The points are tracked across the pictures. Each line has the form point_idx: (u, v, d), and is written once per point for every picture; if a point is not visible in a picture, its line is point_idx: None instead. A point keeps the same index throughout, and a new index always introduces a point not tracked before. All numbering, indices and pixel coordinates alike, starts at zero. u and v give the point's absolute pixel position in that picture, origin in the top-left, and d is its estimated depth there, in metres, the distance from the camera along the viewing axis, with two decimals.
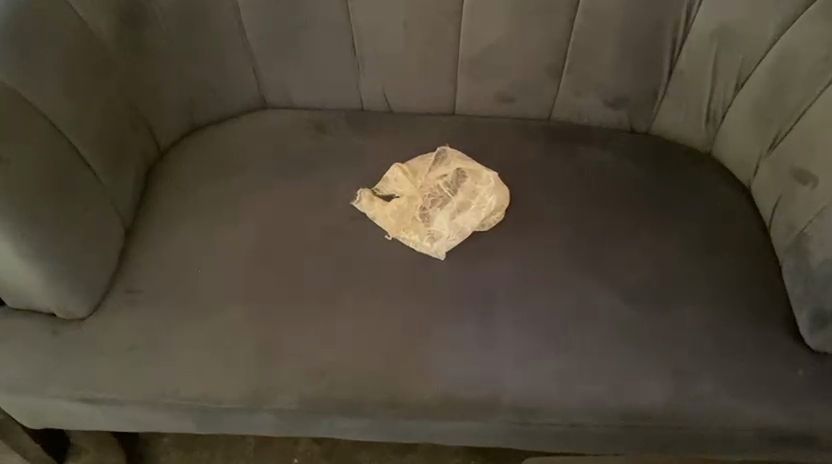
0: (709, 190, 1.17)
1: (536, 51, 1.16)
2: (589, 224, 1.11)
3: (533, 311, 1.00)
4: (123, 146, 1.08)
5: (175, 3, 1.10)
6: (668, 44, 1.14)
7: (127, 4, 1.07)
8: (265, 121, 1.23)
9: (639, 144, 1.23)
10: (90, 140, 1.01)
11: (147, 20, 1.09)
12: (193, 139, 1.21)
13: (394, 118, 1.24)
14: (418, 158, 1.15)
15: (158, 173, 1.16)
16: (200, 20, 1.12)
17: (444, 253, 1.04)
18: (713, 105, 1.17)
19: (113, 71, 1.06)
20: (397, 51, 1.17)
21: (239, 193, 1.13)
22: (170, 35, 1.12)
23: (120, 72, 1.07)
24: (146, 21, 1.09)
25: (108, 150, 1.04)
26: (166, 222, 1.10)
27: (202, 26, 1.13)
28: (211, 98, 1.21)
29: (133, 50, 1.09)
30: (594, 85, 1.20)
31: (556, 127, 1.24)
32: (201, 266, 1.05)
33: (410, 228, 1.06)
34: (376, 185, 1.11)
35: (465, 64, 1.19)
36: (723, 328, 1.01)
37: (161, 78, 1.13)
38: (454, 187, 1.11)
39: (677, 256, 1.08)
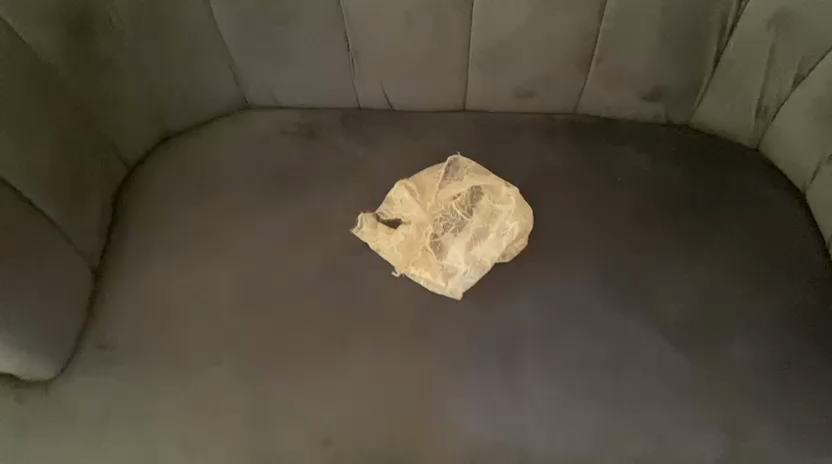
0: (758, 197, 1.02)
1: (561, 41, 0.99)
2: (626, 247, 0.96)
3: (564, 360, 0.88)
4: (81, 176, 0.92)
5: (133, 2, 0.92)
6: (716, 30, 0.97)
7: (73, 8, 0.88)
8: (248, 127, 1.07)
9: (677, 141, 1.07)
10: (40, 180, 0.85)
11: (100, 24, 0.91)
12: (167, 152, 1.05)
13: (396, 119, 1.08)
14: (425, 172, 1.00)
15: (129, 197, 1.01)
16: (164, 18, 0.95)
17: (461, 292, 0.91)
18: (765, 99, 1.01)
19: (59, 90, 0.89)
20: (398, 44, 1.00)
21: (221, 221, 0.98)
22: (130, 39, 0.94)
23: (69, 89, 0.91)
24: (98, 23, 0.91)
25: (62, 185, 0.89)
26: (140, 259, 0.95)
27: (168, 24, 0.96)
28: (184, 104, 1.04)
29: (85, 60, 0.91)
30: (626, 77, 1.03)
31: (580, 123, 1.08)
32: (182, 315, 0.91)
33: (420, 263, 0.92)
34: (380, 208, 0.97)
35: (477, 58, 1.02)
36: (781, 369, 0.88)
37: (122, 89, 0.96)
38: (469, 208, 0.97)
39: (725, 281, 0.95)
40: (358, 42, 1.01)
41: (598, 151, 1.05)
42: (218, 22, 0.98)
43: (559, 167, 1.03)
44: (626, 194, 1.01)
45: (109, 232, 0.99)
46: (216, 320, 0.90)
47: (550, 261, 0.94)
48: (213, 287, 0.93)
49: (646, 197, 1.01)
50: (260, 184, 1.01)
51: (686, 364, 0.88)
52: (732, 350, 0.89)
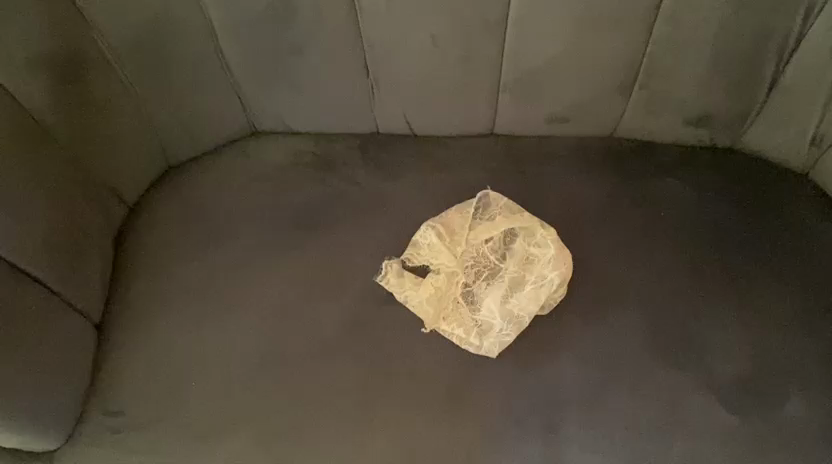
0: (812, 231, 0.94)
1: (600, 66, 0.91)
2: (670, 293, 0.90)
3: (608, 425, 0.81)
4: (81, 226, 0.84)
5: (129, 33, 0.84)
6: (773, 55, 0.88)
7: (63, 46, 0.79)
8: (258, 158, 0.99)
9: (723, 169, 0.99)
10: (37, 240, 0.77)
11: (92, 59, 0.83)
12: (169, 188, 0.97)
13: (418, 147, 1.00)
14: (453, 210, 0.92)
15: (132, 242, 0.93)
16: (163, 48, 0.87)
17: (498, 349, 0.84)
18: (822, 126, 0.92)
19: (53, 135, 0.81)
20: (421, 70, 0.92)
21: (234, 269, 0.90)
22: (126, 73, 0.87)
23: (65, 133, 0.82)
24: (91, 59, 0.83)
25: (61, 241, 0.81)
26: (147, 314, 0.88)
27: (167, 54, 0.87)
28: (188, 137, 0.96)
29: (80, 100, 0.83)
30: (670, 102, 0.95)
31: (618, 149, 1.00)
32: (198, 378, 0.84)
33: (451, 317, 0.85)
34: (405, 253, 0.89)
35: (508, 82, 0.94)
36: None
37: (120, 127, 0.88)
38: (502, 252, 0.90)
39: (779, 330, 0.88)
40: (377, 67, 0.92)
41: (638, 182, 0.97)
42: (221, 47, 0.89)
43: (597, 202, 0.95)
44: (670, 232, 0.94)
45: (111, 282, 0.91)
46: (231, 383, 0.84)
47: (590, 315, 0.87)
48: (228, 345, 0.86)
49: (692, 236, 0.94)
50: (273, 226, 0.93)
51: (739, 426, 0.82)
52: (788, 410, 0.83)
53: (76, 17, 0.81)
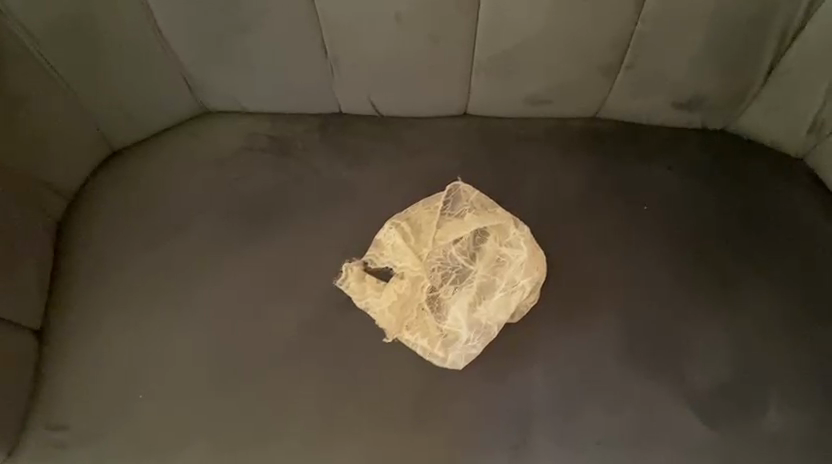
0: (806, 226, 0.88)
1: (583, 46, 0.82)
2: (651, 295, 0.84)
3: (578, 440, 0.77)
4: (6, 225, 0.78)
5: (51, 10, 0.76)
6: (775, 34, 0.80)
7: None
8: (210, 142, 0.90)
9: (714, 155, 0.92)
10: None
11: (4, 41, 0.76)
12: (110, 175, 0.89)
13: (385, 130, 0.91)
14: (419, 205, 0.85)
15: (73, 237, 0.86)
16: (91, 27, 0.79)
17: (464, 362, 0.79)
18: (824, 113, 0.84)
19: None
20: (386, 48, 0.83)
21: (184, 269, 0.84)
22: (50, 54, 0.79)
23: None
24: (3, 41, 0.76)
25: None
26: (90, 318, 0.83)
27: (96, 30, 0.79)
28: (129, 121, 0.88)
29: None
30: (660, 83, 0.86)
31: (601, 132, 0.92)
32: (144, 390, 0.79)
33: (415, 326, 0.80)
34: (367, 254, 0.83)
35: (482, 62, 0.85)
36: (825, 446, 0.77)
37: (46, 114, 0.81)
38: (471, 253, 0.84)
39: (765, 336, 0.82)
40: (337, 43, 0.83)
41: (622, 170, 0.90)
42: (158, 19, 0.81)
43: (577, 193, 0.88)
44: (654, 227, 0.87)
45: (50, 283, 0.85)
46: (180, 394, 0.79)
47: (564, 321, 0.82)
48: (176, 352, 0.81)
49: (678, 231, 0.87)
50: (226, 219, 0.86)
51: (718, 440, 0.78)
52: (770, 422, 0.79)
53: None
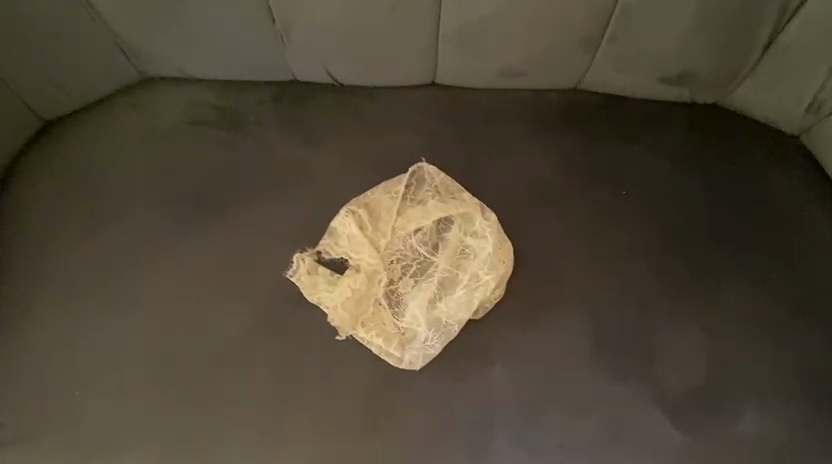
0: (793, 214, 0.83)
1: (560, 15, 0.75)
2: (622, 288, 0.79)
3: (542, 445, 0.72)
4: None
5: None
6: (774, 8, 0.72)
7: None
8: (157, 112, 0.85)
9: (700, 135, 0.85)
10: None
11: None
12: (49, 149, 0.83)
13: (346, 103, 0.85)
14: (379, 191, 0.80)
15: (5, 216, 0.80)
16: None
17: (423, 363, 0.74)
18: (823, 94, 0.77)
19: None
20: (345, 14, 0.76)
21: (125, 254, 0.79)
22: None
23: None
24: None
25: None
26: (20, 300, 0.77)
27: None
28: (69, 87, 0.82)
29: None
30: (645, 57, 0.79)
31: (580, 107, 0.85)
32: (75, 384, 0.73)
33: (370, 323, 0.75)
34: (321, 244, 0.78)
35: (449, 32, 0.78)
36: (800, 455, 0.73)
37: None
38: (433, 244, 0.79)
39: (743, 335, 0.78)
40: (293, 9, 0.76)
41: (599, 151, 0.84)
42: None
43: (549, 177, 0.82)
44: (630, 215, 0.82)
45: None
46: (115, 391, 0.73)
47: (530, 317, 0.77)
48: (112, 346, 0.75)
49: (654, 219, 0.82)
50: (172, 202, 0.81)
51: (688, 445, 0.73)
52: (743, 428, 0.74)
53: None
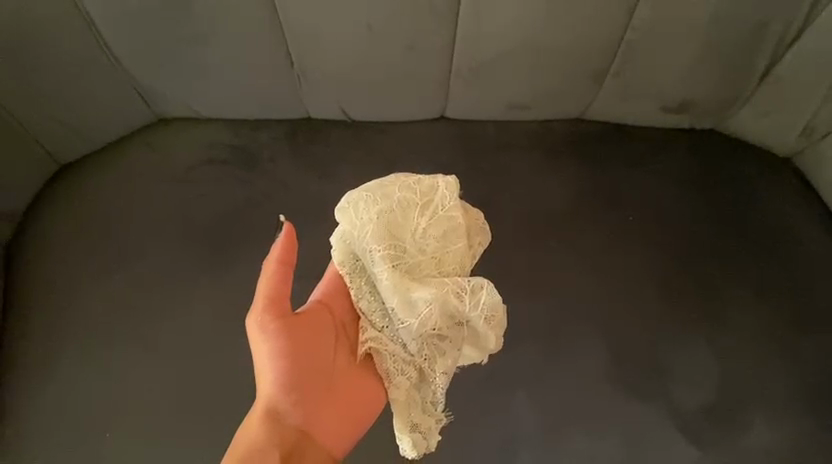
0: (786, 229, 0.87)
1: (568, 54, 0.79)
2: (632, 307, 0.82)
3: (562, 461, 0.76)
4: None
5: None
6: (772, 44, 0.76)
7: None
8: (175, 153, 0.87)
9: (696, 159, 0.90)
10: None
11: None
12: (64, 192, 0.85)
13: (358, 137, 0.87)
14: (369, 190, 0.65)
15: (23, 261, 0.81)
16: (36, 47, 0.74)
17: (491, 343, 0.65)
18: (816, 120, 0.82)
19: None
20: (357, 59, 0.79)
21: (145, 295, 0.79)
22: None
23: None
24: None
25: None
26: (49, 340, 0.77)
27: (45, 51, 0.75)
28: (84, 133, 0.84)
29: None
30: (646, 91, 0.83)
31: (584, 135, 0.91)
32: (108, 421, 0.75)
33: (414, 390, 0.66)
34: (385, 321, 0.65)
35: (461, 71, 0.81)
36: (802, 454, 0.77)
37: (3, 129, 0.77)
38: (433, 184, 0.67)
39: (746, 350, 0.81)
40: (307, 57, 0.79)
41: (603, 180, 0.88)
42: (107, 37, 0.76)
43: (555, 205, 0.87)
44: (634, 239, 0.86)
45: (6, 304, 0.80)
46: (140, 440, 0.73)
47: (548, 343, 0.80)
48: (132, 388, 0.75)
49: (663, 240, 0.86)
50: (185, 240, 0.82)
51: (699, 452, 0.77)
52: (744, 435, 0.77)
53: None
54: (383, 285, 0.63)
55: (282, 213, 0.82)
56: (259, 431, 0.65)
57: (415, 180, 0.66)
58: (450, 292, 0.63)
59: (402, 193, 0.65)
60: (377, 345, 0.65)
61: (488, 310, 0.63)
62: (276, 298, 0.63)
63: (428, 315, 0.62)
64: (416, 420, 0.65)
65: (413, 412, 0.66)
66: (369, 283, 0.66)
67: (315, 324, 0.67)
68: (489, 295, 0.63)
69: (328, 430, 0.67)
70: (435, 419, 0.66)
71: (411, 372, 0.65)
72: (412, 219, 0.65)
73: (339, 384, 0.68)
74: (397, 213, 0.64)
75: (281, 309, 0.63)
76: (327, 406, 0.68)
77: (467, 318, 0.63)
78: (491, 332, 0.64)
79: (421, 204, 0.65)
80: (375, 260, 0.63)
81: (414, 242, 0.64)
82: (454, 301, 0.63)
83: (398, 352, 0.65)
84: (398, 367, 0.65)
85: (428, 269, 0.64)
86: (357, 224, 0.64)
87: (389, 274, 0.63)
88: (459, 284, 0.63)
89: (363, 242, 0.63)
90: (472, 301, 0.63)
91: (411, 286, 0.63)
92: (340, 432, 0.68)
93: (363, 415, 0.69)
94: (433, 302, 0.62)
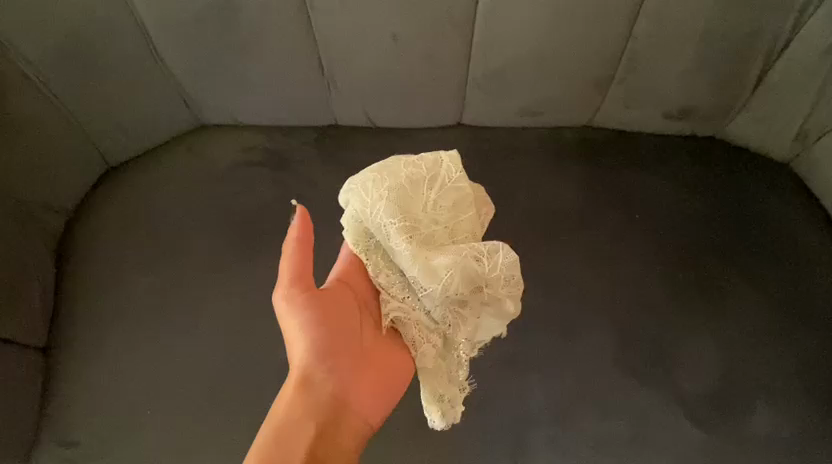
0: (785, 227, 0.92)
1: (576, 62, 0.86)
2: (639, 298, 0.87)
3: (574, 440, 0.80)
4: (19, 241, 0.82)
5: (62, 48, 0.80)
6: (764, 51, 0.83)
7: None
8: (214, 156, 0.94)
9: (698, 162, 0.97)
10: None
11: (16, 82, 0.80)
12: (112, 191, 0.93)
13: (381, 142, 0.95)
14: (380, 171, 0.73)
15: (74, 252, 0.89)
16: (94, 56, 0.83)
17: (510, 304, 0.72)
18: (807, 124, 0.88)
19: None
20: (382, 67, 0.86)
21: (185, 282, 0.86)
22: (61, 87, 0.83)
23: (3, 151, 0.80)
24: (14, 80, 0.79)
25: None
26: (96, 323, 0.84)
27: (102, 59, 0.83)
28: (133, 137, 0.92)
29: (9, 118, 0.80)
30: (648, 97, 0.90)
31: (592, 141, 0.98)
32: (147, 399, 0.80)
33: (441, 363, 0.73)
34: (407, 294, 0.72)
35: (477, 78, 0.89)
36: (807, 437, 0.80)
37: (63, 131, 0.86)
38: (436, 163, 0.76)
39: (749, 338, 0.85)
40: (337, 65, 0.87)
41: (610, 181, 0.95)
42: (158, 47, 0.85)
43: (565, 204, 0.93)
44: (640, 235, 0.91)
45: (57, 292, 0.87)
46: (179, 415, 0.78)
47: (559, 330, 0.86)
48: (172, 366, 0.81)
49: (666, 237, 0.91)
50: (222, 233, 0.89)
51: (707, 433, 0.80)
52: (749, 418, 0.81)
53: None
54: (403, 256, 0.70)
55: (295, 198, 0.90)
56: (295, 398, 0.71)
57: (419, 159, 0.76)
58: (469, 259, 0.70)
59: (409, 171, 0.74)
60: (402, 314, 0.71)
61: (504, 269, 0.71)
62: (304, 274, 0.70)
63: (449, 279, 0.69)
64: (444, 389, 0.72)
65: (439, 385, 0.72)
66: (385, 257, 0.73)
67: (339, 300, 0.74)
68: (505, 255, 0.72)
69: (361, 396, 0.74)
70: (459, 391, 0.73)
71: (435, 340, 0.72)
72: (422, 193, 0.74)
73: (368, 355, 0.76)
74: (407, 188, 0.73)
75: (307, 283, 0.71)
76: (360, 375, 0.75)
77: (486, 277, 0.71)
78: (509, 290, 0.72)
79: (429, 177, 0.75)
80: (392, 233, 0.70)
81: (426, 214, 0.73)
82: (475, 265, 0.70)
83: (422, 320, 0.72)
84: (423, 335, 0.72)
85: (442, 237, 0.73)
86: (369, 201, 0.71)
87: (408, 244, 0.70)
88: (476, 249, 0.71)
89: (377, 218, 0.71)
90: (490, 263, 0.71)
91: (429, 258, 0.70)
92: (372, 398, 0.75)
93: (394, 381, 0.76)
94: (453, 267, 0.69)
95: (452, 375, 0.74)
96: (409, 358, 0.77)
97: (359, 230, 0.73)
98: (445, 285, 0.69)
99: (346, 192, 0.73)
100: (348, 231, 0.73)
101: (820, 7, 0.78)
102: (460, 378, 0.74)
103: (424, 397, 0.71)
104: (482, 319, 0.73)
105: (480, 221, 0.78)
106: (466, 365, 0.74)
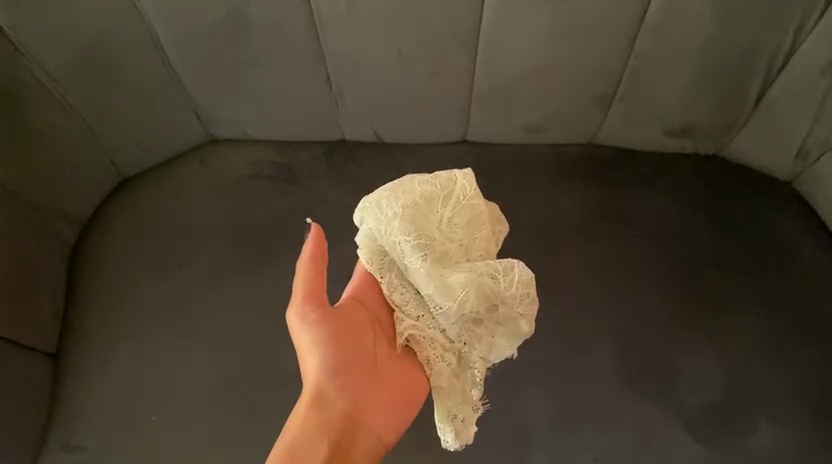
0: (789, 246, 0.93)
1: (577, 80, 0.88)
2: (640, 311, 0.88)
3: (574, 451, 0.80)
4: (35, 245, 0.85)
5: (80, 61, 0.84)
6: (762, 69, 0.85)
7: (12, 85, 0.80)
8: (224, 169, 0.97)
9: (703, 180, 0.98)
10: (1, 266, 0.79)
11: (36, 93, 0.83)
12: (125, 201, 0.95)
13: (388, 156, 0.97)
14: (394, 189, 0.74)
15: (86, 260, 0.91)
16: (111, 69, 0.86)
17: (526, 324, 0.74)
18: (808, 141, 0.89)
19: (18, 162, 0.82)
20: (388, 83, 0.89)
21: (193, 290, 0.87)
22: (79, 99, 0.86)
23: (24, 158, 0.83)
24: (35, 91, 0.83)
25: (15, 267, 0.81)
26: (105, 329, 0.86)
27: (119, 73, 0.86)
28: (147, 149, 0.95)
29: (29, 128, 0.83)
30: (651, 115, 0.92)
31: (595, 159, 0.99)
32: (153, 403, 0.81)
33: (456, 382, 0.73)
34: (421, 312, 0.73)
35: (481, 95, 0.91)
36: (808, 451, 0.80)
37: (78, 141, 0.89)
38: (451, 181, 0.77)
39: (751, 352, 0.86)
40: (345, 81, 0.90)
41: (613, 197, 0.96)
42: (173, 63, 0.88)
43: (567, 218, 0.94)
44: (642, 250, 0.92)
45: (69, 298, 0.89)
46: (185, 420, 0.80)
47: (560, 342, 0.86)
48: (178, 371, 0.83)
49: (667, 254, 0.92)
50: (231, 243, 0.91)
51: (708, 446, 0.80)
52: (750, 431, 0.81)
53: (11, 52, 0.80)
54: (418, 274, 0.71)
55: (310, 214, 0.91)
56: (308, 414, 0.72)
57: (434, 176, 0.77)
58: (485, 276, 0.72)
59: (424, 187, 0.75)
60: (416, 332, 0.72)
61: (519, 286, 0.73)
62: (313, 291, 0.71)
63: (465, 297, 0.70)
64: (458, 408, 0.72)
65: (452, 403, 0.72)
66: (399, 276, 0.74)
67: (352, 317, 0.75)
68: (520, 273, 0.73)
69: (376, 412, 0.75)
70: (472, 411, 0.73)
71: (450, 358, 0.73)
72: (437, 210, 0.75)
73: (384, 373, 0.76)
74: (421, 206, 0.74)
75: (319, 300, 0.71)
76: (374, 392, 0.75)
77: (502, 295, 0.72)
78: (525, 308, 0.73)
79: (443, 194, 0.76)
80: (407, 251, 0.71)
81: (441, 231, 0.74)
82: (490, 282, 0.72)
83: (436, 338, 0.73)
84: (438, 354, 0.73)
85: (456, 255, 0.74)
86: (385, 219, 0.73)
87: (423, 262, 0.71)
88: (492, 267, 0.72)
89: (392, 236, 0.72)
90: (506, 280, 0.73)
91: (444, 276, 0.71)
92: (387, 414, 0.75)
93: (410, 399, 0.76)
94: (468, 284, 0.71)
95: (466, 395, 0.73)
96: (424, 376, 0.76)
97: (374, 248, 0.74)
98: (459, 303, 0.70)
99: (361, 210, 0.74)
100: (363, 249, 0.74)
101: (817, 26, 0.80)
102: (473, 397, 0.73)
103: (438, 417, 0.72)
104: (497, 337, 0.75)
105: (495, 238, 0.78)
106: (480, 385, 0.74)
